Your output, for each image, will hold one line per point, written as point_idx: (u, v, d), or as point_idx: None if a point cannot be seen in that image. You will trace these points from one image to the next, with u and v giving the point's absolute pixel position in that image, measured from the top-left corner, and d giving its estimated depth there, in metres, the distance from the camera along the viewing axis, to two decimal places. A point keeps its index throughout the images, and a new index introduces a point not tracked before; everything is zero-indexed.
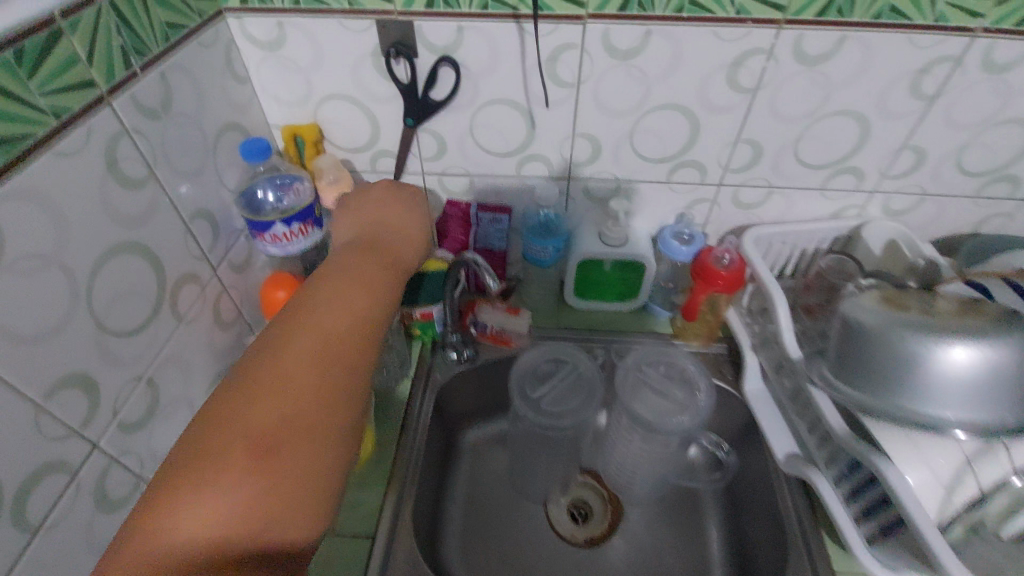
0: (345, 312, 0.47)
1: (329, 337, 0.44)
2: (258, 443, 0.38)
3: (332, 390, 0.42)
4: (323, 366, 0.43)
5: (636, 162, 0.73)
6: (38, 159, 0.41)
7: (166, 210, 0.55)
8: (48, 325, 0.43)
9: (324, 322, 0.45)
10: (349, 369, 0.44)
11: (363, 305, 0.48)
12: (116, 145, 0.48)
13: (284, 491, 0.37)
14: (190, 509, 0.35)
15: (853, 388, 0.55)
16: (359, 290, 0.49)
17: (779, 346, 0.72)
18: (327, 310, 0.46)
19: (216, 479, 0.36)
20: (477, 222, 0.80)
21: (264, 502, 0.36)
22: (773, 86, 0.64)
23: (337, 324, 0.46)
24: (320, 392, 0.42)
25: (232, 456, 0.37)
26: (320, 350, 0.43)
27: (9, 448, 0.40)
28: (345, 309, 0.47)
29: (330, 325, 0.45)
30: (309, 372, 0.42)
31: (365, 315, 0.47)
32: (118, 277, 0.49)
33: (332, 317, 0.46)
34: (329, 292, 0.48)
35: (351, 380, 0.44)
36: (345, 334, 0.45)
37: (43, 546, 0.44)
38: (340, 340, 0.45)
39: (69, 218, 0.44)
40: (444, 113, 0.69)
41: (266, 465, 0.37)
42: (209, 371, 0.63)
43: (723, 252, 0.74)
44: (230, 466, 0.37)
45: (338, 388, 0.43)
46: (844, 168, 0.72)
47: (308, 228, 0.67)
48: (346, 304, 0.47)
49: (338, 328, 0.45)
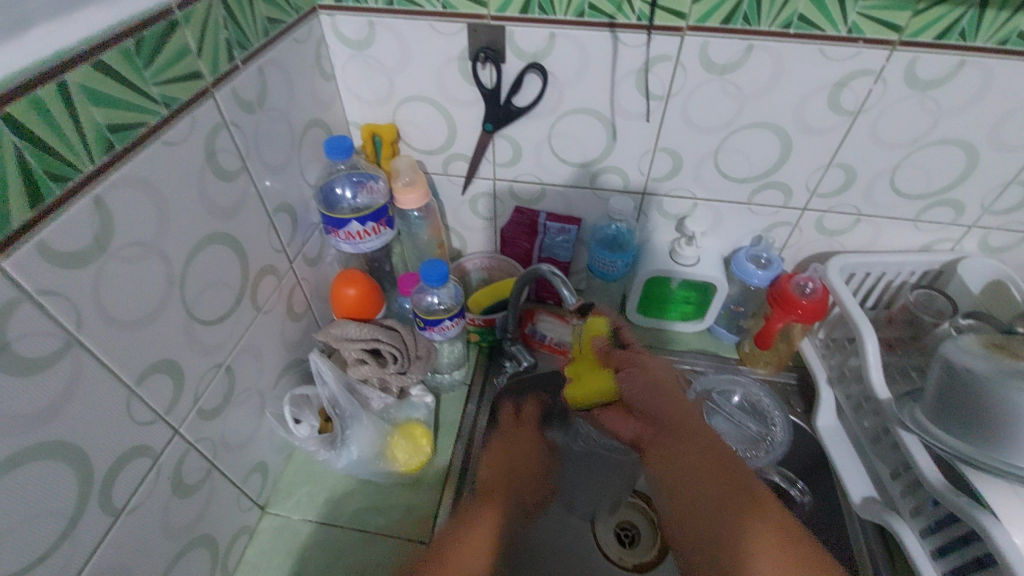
0: (732, 473, 0.49)
1: (678, 453, 0.51)
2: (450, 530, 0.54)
3: (516, 455, 0.62)
4: (710, 485, 0.49)
5: (719, 180, 0.70)
6: (148, 147, 0.41)
7: (253, 202, 0.55)
8: (145, 311, 0.42)
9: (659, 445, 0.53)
10: (771, 529, 0.46)
11: (692, 423, 0.53)
12: (216, 137, 0.48)
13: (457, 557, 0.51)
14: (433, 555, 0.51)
15: (958, 438, 0.51)
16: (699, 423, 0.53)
17: (861, 383, 0.68)
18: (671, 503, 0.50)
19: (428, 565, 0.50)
20: (544, 231, 0.79)
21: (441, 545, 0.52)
22: (878, 109, 0.60)
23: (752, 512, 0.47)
24: (773, 563, 0.44)
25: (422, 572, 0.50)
26: (684, 459, 0.51)
27: (104, 433, 0.40)
28: (711, 491, 0.48)
29: (670, 455, 0.52)
30: (712, 496, 0.48)
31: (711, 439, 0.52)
32: (207, 266, 0.49)
33: (682, 429, 0.53)
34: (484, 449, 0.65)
35: (785, 531, 0.46)
36: (701, 443, 0.51)
37: (125, 529, 0.43)
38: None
39: (169, 204, 0.44)
40: (523, 120, 0.68)
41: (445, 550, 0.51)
42: (281, 365, 0.63)
43: (806, 280, 0.70)
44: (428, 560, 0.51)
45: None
46: (942, 200, 0.68)
47: (382, 227, 0.67)
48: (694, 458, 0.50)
49: (718, 471, 0.49)
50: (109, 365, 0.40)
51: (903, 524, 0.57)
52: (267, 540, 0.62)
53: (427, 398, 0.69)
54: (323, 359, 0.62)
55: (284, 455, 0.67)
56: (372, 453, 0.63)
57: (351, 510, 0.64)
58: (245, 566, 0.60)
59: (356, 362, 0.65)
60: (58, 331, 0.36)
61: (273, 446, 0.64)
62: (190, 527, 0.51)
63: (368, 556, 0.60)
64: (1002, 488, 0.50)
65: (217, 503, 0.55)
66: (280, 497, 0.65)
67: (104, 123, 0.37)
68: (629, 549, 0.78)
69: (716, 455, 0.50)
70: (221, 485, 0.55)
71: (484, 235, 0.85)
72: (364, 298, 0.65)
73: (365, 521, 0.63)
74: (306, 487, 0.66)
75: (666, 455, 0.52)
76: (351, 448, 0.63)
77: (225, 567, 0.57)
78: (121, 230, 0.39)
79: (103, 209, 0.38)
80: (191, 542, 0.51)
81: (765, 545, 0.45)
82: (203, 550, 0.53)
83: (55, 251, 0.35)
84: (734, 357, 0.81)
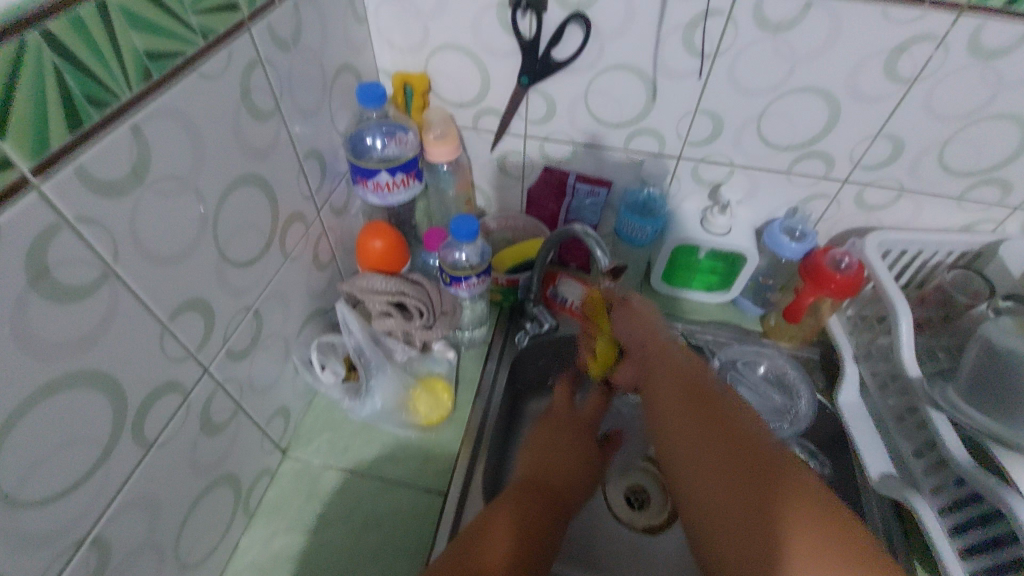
0: (735, 428, 0.45)
1: (695, 431, 0.46)
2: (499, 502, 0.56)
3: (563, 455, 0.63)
4: (719, 454, 0.44)
5: (759, 147, 0.68)
6: (185, 79, 0.40)
7: (285, 146, 0.54)
8: (180, 248, 0.42)
9: (672, 425, 0.48)
10: (789, 495, 0.40)
11: (691, 383, 0.51)
12: (251, 75, 0.47)
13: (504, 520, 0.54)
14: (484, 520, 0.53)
15: (983, 414, 0.53)
16: (716, 396, 0.49)
17: (889, 362, 0.67)
18: (691, 487, 0.44)
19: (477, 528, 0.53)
20: (573, 192, 0.78)
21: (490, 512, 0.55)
22: (937, 78, 0.57)
23: (768, 483, 0.41)
24: (797, 523, 0.39)
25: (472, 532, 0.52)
26: (671, 410, 0.49)
27: (138, 366, 0.40)
28: (716, 461, 0.44)
29: (677, 431, 0.48)
30: (720, 466, 0.43)
31: (710, 401, 0.48)
32: (239, 207, 0.48)
33: (681, 387, 0.50)
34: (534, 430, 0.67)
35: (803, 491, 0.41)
36: (695, 388, 0.50)
37: (156, 461, 0.43)
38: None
39: (205, 140, 0.43)
40: (560, 74, 0.65)
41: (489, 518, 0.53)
42: (306, 313, 0.63)
43: (842, 254, 0.68)
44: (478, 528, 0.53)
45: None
46: (990, 179, 0.65)
47: (411, 180, 0.66)
48: (704, 423, 0.47)
49: (723, 432, 0.45)
50: (143, 300, 0.39)
51: (922, 501, 0.57)
52: (288, 482, 0.63)
53: (449, 353, 0.69)
54: (349, 309, 0.63)
55: (306, 402, 0.67)
56: (394, 404, 0.65)
57: (371, 459, 0.65)
58: (267, 505, 0.61)
59: (380, 315, 0.65)
60: (96, 262, 0.35)
61: (296, 392, 0.64)
62: (216, 465, 0.52)
63: (387, 502, 0.61)
64: None
65: (242, 442, 0.55)
66: (301, 442, 0.66)
67: (142, 49, 0.36)
68: (639, 512, 0.77)
69: (726, 421, 0.46)
70: (246, 426, 0.56)
71: (510, 195, 0.83)
72: (391, 251, 0.64)
73: (384, 471, 0.64)
74: (326, 435, 0.66)
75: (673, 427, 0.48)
76: (374, 397, 0.64)
77: (248, 506, 0.59)
78: (157, 163, 0.38)
79: (140, 139, 0.37)
80: (216, 480, 0.52)
81: (782, 501, 0.40)
82: (228, 487, 0.55)
83: (94, 179, 0.34)
84: (758, 329, 0.80)
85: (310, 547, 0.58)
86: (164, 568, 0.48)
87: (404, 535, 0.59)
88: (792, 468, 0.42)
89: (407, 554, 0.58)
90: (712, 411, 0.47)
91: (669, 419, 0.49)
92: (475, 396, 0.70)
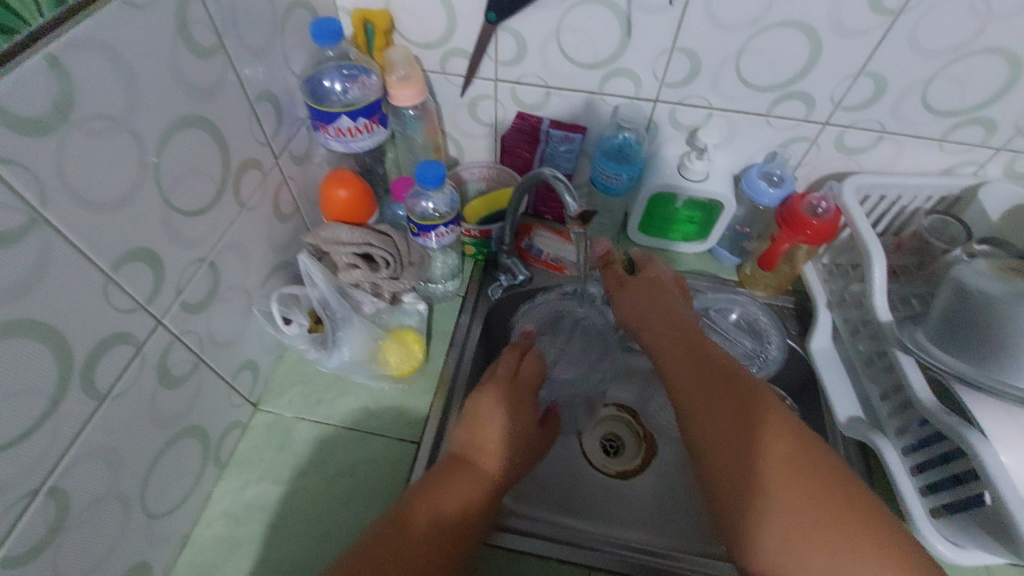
0: (743, 391, 0.49)
1: (706, 394, 0.50)
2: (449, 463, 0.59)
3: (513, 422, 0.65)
4: (726, 414, 0.48)
5: (738, 88, 0.65)
6: (108, 6, 0.37)
7: (233, 87, 0.50)
8: (119, 193, 0.40)
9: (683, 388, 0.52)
10: (785, 453, 0.45)
11: (702, 354, 0.54)
12: (188, 5, 0.43)
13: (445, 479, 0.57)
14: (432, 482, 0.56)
15: (954, 355, 0.51)
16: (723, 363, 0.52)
17: (862, 308, 0.66)
18: (697, 442, 0.48)
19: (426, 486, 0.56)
20: (547, 138, 0.75)
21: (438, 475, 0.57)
22: (923, 9, 0.54)
23: (761, 442, 0.45)
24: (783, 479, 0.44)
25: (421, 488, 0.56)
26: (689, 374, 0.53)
27: (81, 317, 0.38)
28: (723, 421, 0.47)
29: (688, 394, 0.51)
30: (725, 426, 0.47)
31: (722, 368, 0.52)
32: (184, 152, 0.45)
33: (693, 356, 0.54)
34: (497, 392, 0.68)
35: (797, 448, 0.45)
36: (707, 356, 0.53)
37: (111, 413, 0.43)
38: (815, 556, 0.40)
39: (138, 77, 0.40)
40: (530, 10, 0.62)
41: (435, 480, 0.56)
42: (269, 266, 0.61)
43: (819, 199, 0.67)
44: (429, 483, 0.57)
45: (817, 527, 0.41)
46: (973, 119, 0.63)
47: (374, 125, 0.63)
48: (713, 386, 0.50)
49: (729, 395, 0.49)
50: (82, 248, 0.37)
51: (884, 440, 0.58)
52: (259, 434, 0.63)
53: (420, 305, 0.68)
54: (313, 260, 0.61)
55: (275, 355, 0.66)
56: (364, 356, 0.64)
57: (342, 411, 0.64)
58: (239, 457, 0.61)
59: (347, 267, 0.63)
60: (20, 206, 0.33)
61: (263, 346, 0.63)
62: (180, 418, 0.51)
63: (359, 451, 0.62)
64: (996, 410, 0.49)
65: (207, 396, 0.55)
66: (272, 395, 0.65)
67: None
68: (613, 458, 0.79)
69: (733, 384, 0.50)
70: (210, 379, 0.55)
71: (483, 143, 0.80)
72: (356, 200, 0.62)
73: (356, 422, 0.64)
74: (297, 388, 0.66)
75: (682, 390, 0.52)
76: (343, 349, 0.63)
77: (218, 458, 0.59)
78: (83, 99, 0.36)
79: (60, 71, 0.34)
80: (182, 432, 0.52)
81: (773, 458, 0.44)
82: (195, 440, 0.54)
83: (9, 114, 0.31)
84: (733, 279, 0.79)
85: (283, 496, 0.59)
86: (132, 519, 0.47)
87: (376, 483, 0.60)
88: (787, 425, 0.47)
89: (380, 501, 0.58)
90: (723, 375, 0.51)
91: (680, 384, 0.53)
92: (448, 348, 0.70)
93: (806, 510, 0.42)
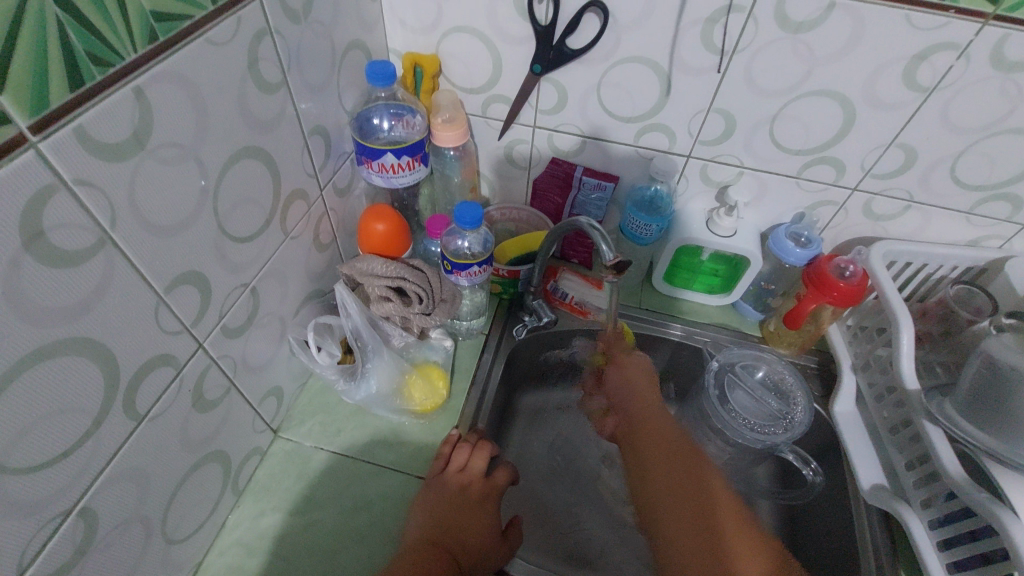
0: (702, 487, 0.59)
1: (667, 471, 0.61)
2: (440, 543, 0.56)
3: (484, 515, 0.62)
4: (677, 505, 0.58)
5: (771, 149, 0.67)
6: (191, 43, 0.38)
7: (291, 120, 0.52)
8: (179, 219, 0.41)
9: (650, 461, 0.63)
10: (701, 533, 0.55)
11: (645, 417, 0.67)
12: (259, 43, 0.45)
13: (422, 554, 0.54)
14: (398, 563, 0.53)
15: (986, 433, 0.52)
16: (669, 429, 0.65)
17: (888, 372, 0.66)
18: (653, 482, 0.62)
19: (411, 563, 0.53)
20: (579, 185, 0.77)
21: (435, 560, 0.54)
22: (955, 88, 0.56)
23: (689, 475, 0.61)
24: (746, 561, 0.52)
25: (421, 561, 0.53)
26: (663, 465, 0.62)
27: (132, 336, 0.39)
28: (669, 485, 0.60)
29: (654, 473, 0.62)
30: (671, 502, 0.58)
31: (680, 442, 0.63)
32: (240, 182, 0.47)
33: (664, 441, 0.64)
34: (483, 495, 0.63)
35: (755, 539, 0.54)
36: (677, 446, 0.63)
37: (145, 435, 0.42)
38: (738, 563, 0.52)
39: (208, 108, 0.41)
40: (574, 65, 0.64)
41: (419, 558, 0.54)
42: (304, 294, 0.62)
43: (845, 262, 0.68)
44: (424, 553, 0.55)
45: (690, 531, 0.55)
46: (999, 195, 0.65)
47: (416, 163, 0.64)
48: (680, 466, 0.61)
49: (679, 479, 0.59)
50: (140, 268, 0.38)
51: (913, 515, 0.57)
52: (277, 462, 0.62)
53: (446, 341, 0.68)
54: (348, 290, 0.62)
55: (299, 383, 0.66)
56: (389, 389, 0.64)
57: (360, 444, 0.64)
58: (256, 484, 0.60)
59: (380, 299, 0.64)
60: (92, 227, 0.34)
61: (289, 374, 0.63)
62: (205, 442, 0.51)
63: (375, 489, 0.61)
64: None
65: (233, 421, 0.55)
66: (293, 424, 0.65)
67: (150, 9, 0.34)
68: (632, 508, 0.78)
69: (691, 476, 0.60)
70: (239, 405, 0.55)
71: (516, 185, 0.82)
72: (392, 234, 0.63)
73: (375, 455, 0.63)
74: (318, 417, 0.66)
75: (654, 477, 0.62)
76: (370, 380, 0.63)
77: (236, 485, 0.58)
78: (159, 128, 0.37)
79: (142, 102, 0.35)
80: (206, 457, 0.52)
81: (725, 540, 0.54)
82: (217, 465, 0.54)
83: (94, 142, 0.33)
84: (757, 335, 0.80)
85: (298, 528, 0.58)
86: (151, 543, 0.47)
87: (388, 519, 0.58)
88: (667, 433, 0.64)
89: (390, 539, 0.57)
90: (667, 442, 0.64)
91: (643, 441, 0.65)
92: (470, 388, 0.70)
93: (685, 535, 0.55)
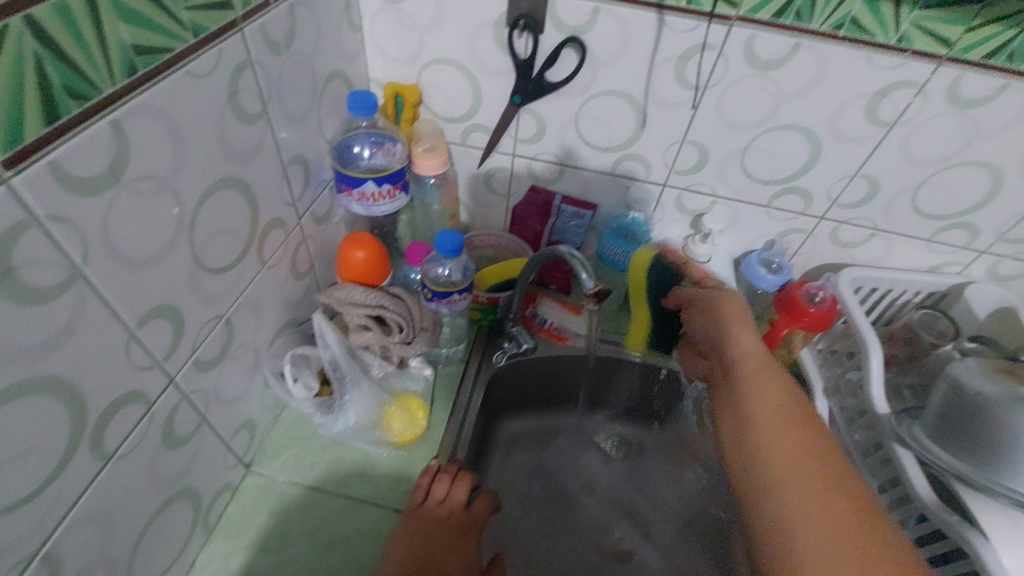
0: (801, 426, 0.53)
1: (793, 447, 0.51)
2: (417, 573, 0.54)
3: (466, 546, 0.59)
4: (796, 472, 0.49)
5: (742, 179, 0.69)
6: (171, 75, 0.38)
7: (270, 149, 0.52)
8: (153, 251, 0.40)
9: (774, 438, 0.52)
10: (847, 524, 0.45)
11: (760, 347, 0.59)
12: (240, 75, 0.45)
13: None
14: None
15: (955, 457, 0.53)
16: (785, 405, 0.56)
17: (859, 395, 0.68)
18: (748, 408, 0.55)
19: None
20: (557, 213, 0.78)
21: None
22: (914, 124, 0.60)
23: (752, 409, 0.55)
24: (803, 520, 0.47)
25: None
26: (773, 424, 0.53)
27: (101, 372, 0.37)
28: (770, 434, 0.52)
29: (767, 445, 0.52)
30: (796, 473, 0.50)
31: (788, 409, 0.54)
32: (217, 212, 0.46)
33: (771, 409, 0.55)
34: (466, 526, 0.61)
35: (860, 507, 0.47)
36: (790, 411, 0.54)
37: (112, 475, 0.41)
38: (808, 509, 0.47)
39: (187, 139, 0.41)
40: (553, 97, 0.66)
41: None
42: (280, 323, 0.61)
43: (816, 288, 0.70)
44: None
45: (815, 495, 0.47)
46: (956, 224, 0.68)
47: (397, 191, 0.64)
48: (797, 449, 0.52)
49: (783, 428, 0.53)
50: (112, 302, 0.37)
51: None
52: (250, 498, 0.60)
53: (426, 370, 0.68)
54: (326, 320, 0.61)
55: (273, 415, 0.65)
56: (367, 421, 0.63)
57: (337, 477, 0.62)
58: (227, 522, 0.58)
59: (358, 328, 0.63)
60: (63, 262, 0.33)
61: (263, 405, 0.62)
62: (175, 480, 0.49)
63: (352, 524, 0.59)
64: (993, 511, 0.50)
65: (205, 457, 0.53)
66: (266, 457, 0.63)
67: (130, 42, 0.34)
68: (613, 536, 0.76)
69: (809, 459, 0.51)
70: (210, 439, 0.53)
71: (495, 212, 0.83)
72: (372, 262, 0.63)
73: (352, 488, 0.62)
74: (292, 450, 0.64)
75: (759, 443, 0.53)
76: (348, 413, 0.62)
77: (206, 523, 0.56)
78: (136, 161, 0.36)
79: (120, 134, 0.35)
80: (176, 495, 0.50)
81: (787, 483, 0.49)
82: (187, 503, 0.52)
83: (69, 176, 0.32)
84: None
85: (271, 567, 0.56)
86: None
87: (364, 556, 0.57)
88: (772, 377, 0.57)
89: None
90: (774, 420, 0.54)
91: (756, 406, 0.55)
92: (450, 417, 0.69)
93: (832, 527, 0.45)
